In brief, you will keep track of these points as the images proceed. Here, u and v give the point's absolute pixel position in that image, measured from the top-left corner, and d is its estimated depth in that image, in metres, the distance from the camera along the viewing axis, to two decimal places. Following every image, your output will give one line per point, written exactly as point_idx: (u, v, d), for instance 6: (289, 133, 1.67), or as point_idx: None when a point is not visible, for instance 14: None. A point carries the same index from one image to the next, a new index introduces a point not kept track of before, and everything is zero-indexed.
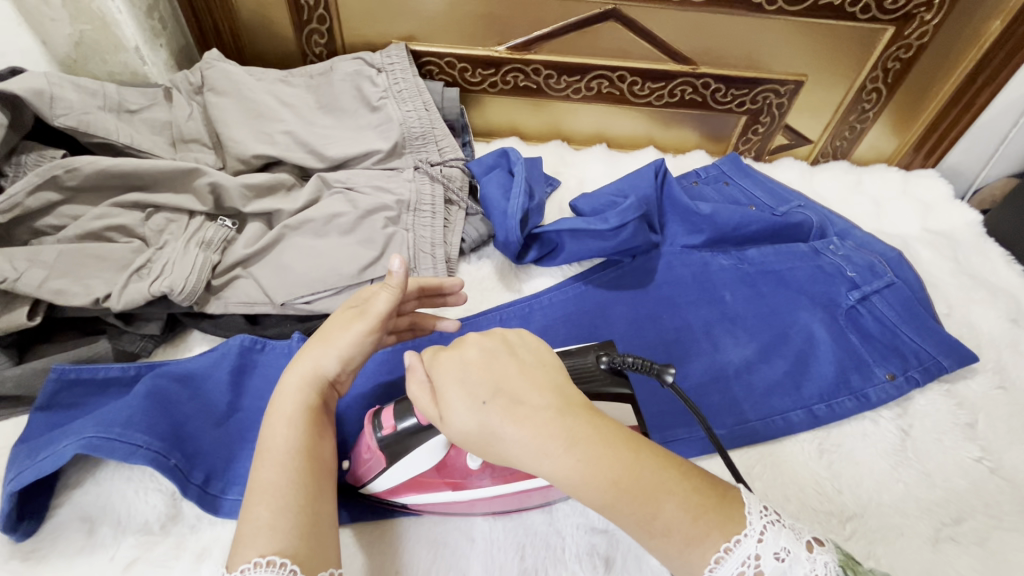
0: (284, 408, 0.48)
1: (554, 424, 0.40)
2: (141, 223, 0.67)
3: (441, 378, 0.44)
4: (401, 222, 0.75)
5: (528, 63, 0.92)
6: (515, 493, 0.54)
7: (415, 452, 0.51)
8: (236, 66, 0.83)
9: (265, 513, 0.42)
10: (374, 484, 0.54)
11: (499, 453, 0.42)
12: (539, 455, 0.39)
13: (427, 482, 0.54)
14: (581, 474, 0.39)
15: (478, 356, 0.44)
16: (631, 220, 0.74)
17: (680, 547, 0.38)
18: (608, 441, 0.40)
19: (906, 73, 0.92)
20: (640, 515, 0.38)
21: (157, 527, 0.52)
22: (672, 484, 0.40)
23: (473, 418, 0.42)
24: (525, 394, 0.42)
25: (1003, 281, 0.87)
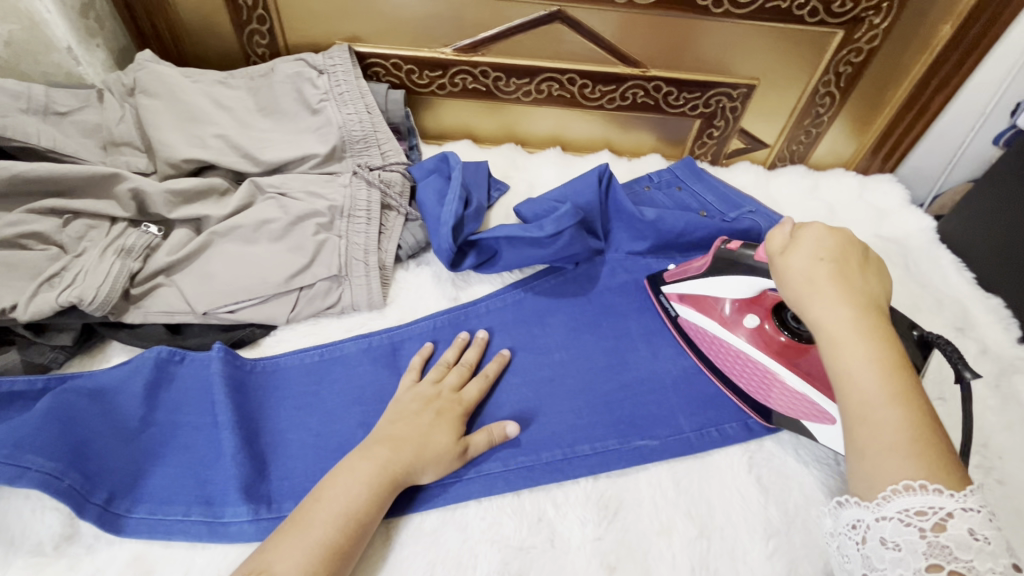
0: (365, 472, 0.51)
1: (867, 305, 0.47)
2: (58, 230, 0.66)
3: (791, 237, 0.52)
4: (334, 228, 0.73)
5: (476, 65, 0.91)
6: (751, 363, 0.64)
7: (727, 278, 0.63)
8: (171, 68, 0.81)
9: (304, 560, 0.45)
10: (675, 286, 0.71)
11: (797, 298, 0.49)
12: (834, 309, 0.46)
13: (710, 312, 0.67)
14: (858, 347, 0.45)
15: (812, 237, 0.51)
16: (567, 228, 0.72)
17: (880, 444, 0.42)
18: (885, 343, 0.45)
19: (859, 77, 0.90)
20: (874, 399, 0.43)
21: (50, 548, 0.50)
22: (913, 408, 0.43)
23: (806, 265, 0.49)
24: (853, 276, 0.49)
25: (952, 289, 0.86)
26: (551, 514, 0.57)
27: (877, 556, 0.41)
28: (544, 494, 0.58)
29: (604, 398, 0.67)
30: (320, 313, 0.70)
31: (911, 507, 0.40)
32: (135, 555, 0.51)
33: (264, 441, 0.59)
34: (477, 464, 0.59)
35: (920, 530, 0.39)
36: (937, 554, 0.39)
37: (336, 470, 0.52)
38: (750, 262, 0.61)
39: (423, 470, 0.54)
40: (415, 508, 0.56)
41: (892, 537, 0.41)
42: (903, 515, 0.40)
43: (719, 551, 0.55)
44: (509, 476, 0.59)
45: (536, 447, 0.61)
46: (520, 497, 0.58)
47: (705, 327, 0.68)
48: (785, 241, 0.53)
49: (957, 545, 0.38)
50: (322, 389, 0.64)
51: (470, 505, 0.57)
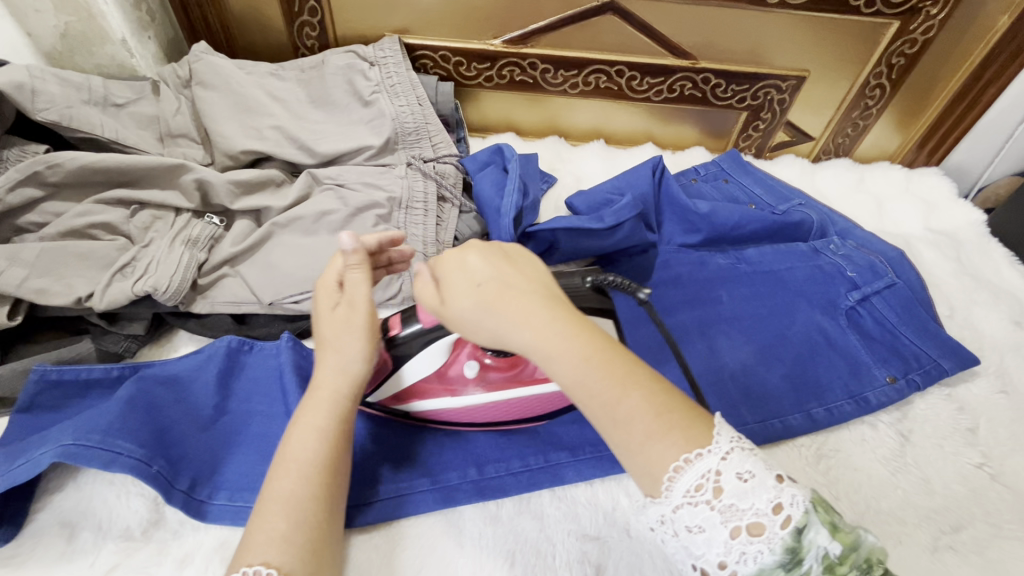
0: (314, 415, 0.46)
1: (549, 303, 0.42)
2: (125, 220, 0.66)
3: (443, 272, 0.44)
4: (392, 219, 0.73)
5: (525, 56, 0.90)
6: (505, 404, 0.58)
7: (419, 356, 0.54)
8: (225, 59, 0.81)
9: (284, 524, 0.41)
10: (378, 394, 0.57)
11: (490, 335, 0.42)
12: (522, 328, 0.41)
13: (429, 387, 0.57)
14: (570, 354, 0.40)
15: (480, 260, 0.43)
16: (627, 220, 0.72)
17: (636, 443, 0.38)
18: (590, 331, 0.41)
19: (911, 69, 0.90)
20: (607, 398, 0.39)
21: (139, 533, 0.51)
22: (641, 380, 0.40)
23: (468, 304, 0.42)
24: (521, 281, 0.43)
25: (1006, 282, 0.85)
26: (624, 504, 0.57)
27: (690, 546, 0.37)
28: (615, 484, 0.59)
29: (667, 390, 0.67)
30: (380, 304, 0.71)
31: (690, 486, 0.37)
32: (221, 541, 0.52)
33: None
34: (547, 454, 0.60)
35: (707, 503, 0.36)
36: (732, 515, 0.36)
37: (289, 429, 0.47)
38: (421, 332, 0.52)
39: (352, 360, 0.47)
40: (492, 496, 0.57)
41: (693, 522, 0.37)
42: (689, 496, 0.37)
43: None
44: (580, 466, 0.59)
45: (603, 437, 0.61)
46: (593, 486, 0.58)
47: (442, 405, 0.58)
48: (435, 284, 0.44)
49: (737, 498, 0.36)
50: None
51: (543, 493, 0.58)
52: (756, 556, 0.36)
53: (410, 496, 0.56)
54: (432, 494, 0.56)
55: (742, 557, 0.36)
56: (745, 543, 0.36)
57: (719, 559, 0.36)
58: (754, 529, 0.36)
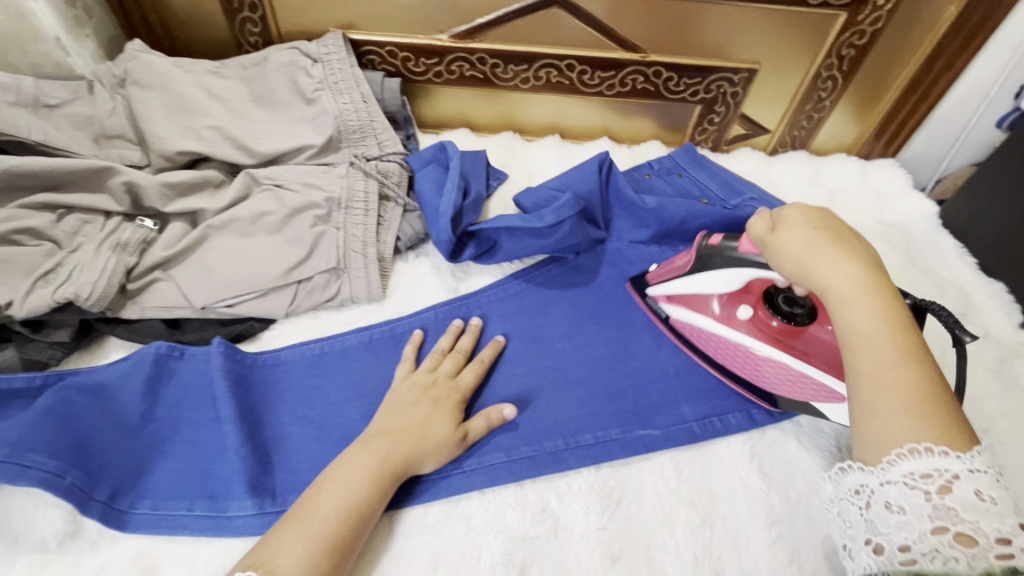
0: (366, 465, 0.51)
1: (871, 263, 0.47)
2: (51, 225, 0.65)
3: (781, 215, 0.52)
4: (331, 219, 0.72)
5: (473, 51, 0.89)
6: (750, 355, 0.64)
7: (714, 274, 0.62)
8: (162, 57, 0.79)
9: (308, 552, 0.45)
10: (660, 287, 0.70)
11: (800, 268, 0.48)
12: (840, 269, 0.46)
13: (702, 306, 0.67)
14: (869, 310, 0.44)
15: (805, 214, 0.51)
16: (568, 218, 0.71)
17: (886, 409, 0.41)
18: (896, 303, 0.44)
19: (862, 60, 0.89)
20: (882, 360, 0.42)
21: (54, 545, 0.50)
22: (915, 367, 0.42)
23: (802, 239, 0.49)
24: (856, 240, 0.48)
25: (954, 274, 0.85)
26: (554, 505, 0.57)
27: (880, 521, 0.39)
28: (546, 485, 0.58)
29: (607, 388, 0.66)
30: (319, 306, 0.70)
31: (917, 470, 0.38)
32: (139, 551, 0.51)
33: (267, 435, 0.59)
34: (481, 455, 0.59)
35: (925, 493, 0.38)
36: (943, 516, 0.36)
37: (334, 465, 0.52)
38: (733, 253, 0.60)
39: (425, 456, 0.55)
40: (420, 499, 0.56)
41: (896, 501, 0.39)
42: (908, 478, 0.38)
43: (722, 539, 0.55)
44: (512, 466, 0.59)
45: (538, 437, 0.61)
46: (523, 487, 0.58)
47: (700, 322, 0.67)
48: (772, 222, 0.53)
49: (962, 506, 0.36)
50: (324, 381, 0.64)
51: (473, 496, 0.57)
52: (948, 559, 0.35)
53: None
54: None
55: (932, 553, 0.36)
56: (944, 544, 0.36)
57: (904, 543, 0.38)
58: (962, 538, 0.36)
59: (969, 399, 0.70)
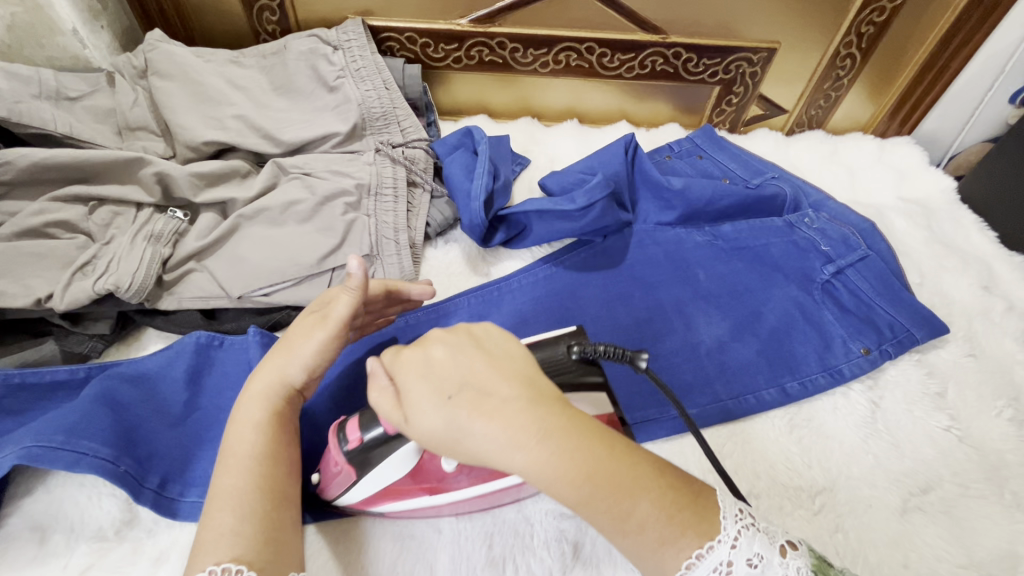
0: (246, 414, 0.46)
1: (516, 402, 0.38)
2: (84, 217, 0.64)
3: (404, 380, 0.42)
4: (361, 207, 0.72)
5: (492, 36, 0.89)
6: (481, 495, 0.51)
7: (386, 465, 0.47)
8: (182, 47, 0.79)
9: (230, 520, 0.41)
10: (347, 498, 0.51)
11: (469, 453, 0.39)
12: (512, 453, 0.37)
13: (402, 489, 0.51)
14: (549, 465, 0.37)
15: (447, 361, 0.41)
16: (599, 200, 0.71)
17: (651, 547, 0.38)
18: (585, 441, 0.38)
19: (880, 37, 0.89)
20: (607, 515, 0.37)
21: (111, 533, 0.51)
22: (642, 489, 0.38)
23: (439, 417, 0.39)
24: (496, 384, 0.39)
25: (975, 248, 0.86)
26: None
27: None
28: None
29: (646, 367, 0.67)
30: None
31: None
32: (197, 536, 0.51)
33: (311, 421, 0.59)
34: None
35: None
36: None
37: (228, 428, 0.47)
38: (383, 437, 0.46)
39: (301, 369, 0.49)
40: None
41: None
42: None
43: None
44: None
45: None
46: None
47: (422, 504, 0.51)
48: (394, 394, 0.42)
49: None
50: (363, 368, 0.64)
51: None
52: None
53: None
54: None
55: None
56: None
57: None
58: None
59: (998, 369, 0.71)
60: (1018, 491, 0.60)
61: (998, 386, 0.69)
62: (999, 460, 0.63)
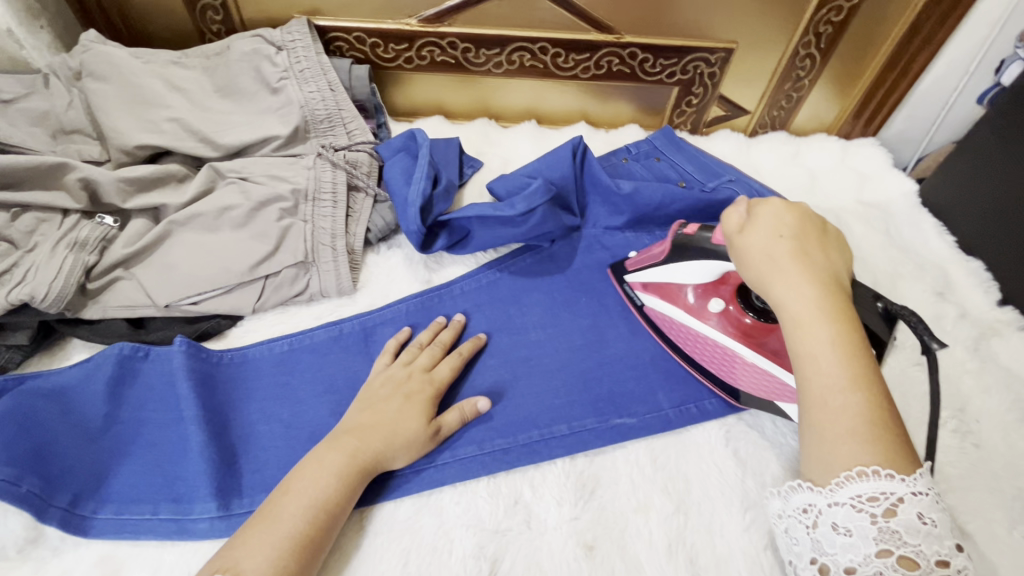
0: (337, 463, 0.50)
1: (829, 283, 0.47)
2: (6, 225, 0.63)
3: (762, 215, 0.52)
4: (298, 212, 0.71)
5: (443, 36, 0.87)
6: (707, 342, 0.64)
7: (693, 266, 0.61)
8: (119, 48, 0.77)
9: (275, 556, 0.44)
10: (638, 274, 0.69)
11: (756, 275, 0.50)
12: (796, 286, 0.47)
13: (674, 295, 0.66)
14: (815, 330, 0.45)
15: (796, 221, 0.51)
16: (539, 206, 0.70)
17: (834, 430, 0.42)
18: (849, 321, 0.45)
19: (839, 37, 0.88)
20: (835, 381, 0.43)
21: (13, 552, 0.49)
22: (851, 389, 0.43)
23: (766, 243, 0.50)
24: (814, 253, 0.49)
25: (933, 252, 0.85)
26: (527, 497, 0.56)
27: (826, 541, 0.42)
28: (520, 476, 0.58)
29: (582, 377, 0.66)
30: (288, 301, 0.68)
31: (864, 493, 0.41)
32: (103, 555, 0.50)
33: (234, 434, 0.58)
34: (453, 448, 0.59)
35: (871, 516, 0.40)
36: (888, 539, 0.39)
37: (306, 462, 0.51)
38: (707, 244, 0.59)
39: (395, 453, 0.54)
40: (390, 495, 0.56)
41: (844, 523, 0.41)
42: (856, 500, 0.41)
43: (696, 526, 0.55)
44: (484, 459, 0.58)
45: (513, 428, 0.61)
46: (496, 479, 0.57)
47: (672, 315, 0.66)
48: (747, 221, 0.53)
49: (906, 530, 0.39)
50: (293, 379, 0.62)
51: (445, 490, 0.57)
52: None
53: None
54: None
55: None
56: (887, 568, 0.39)
57: (849, 564, 0.41)
58: (906, 562, 0.39)
59: (946, 379, 0.69)
60: (958, 506, 0.59)
61: (944, 396, 0.67)
62: (940, 474, 0.61)
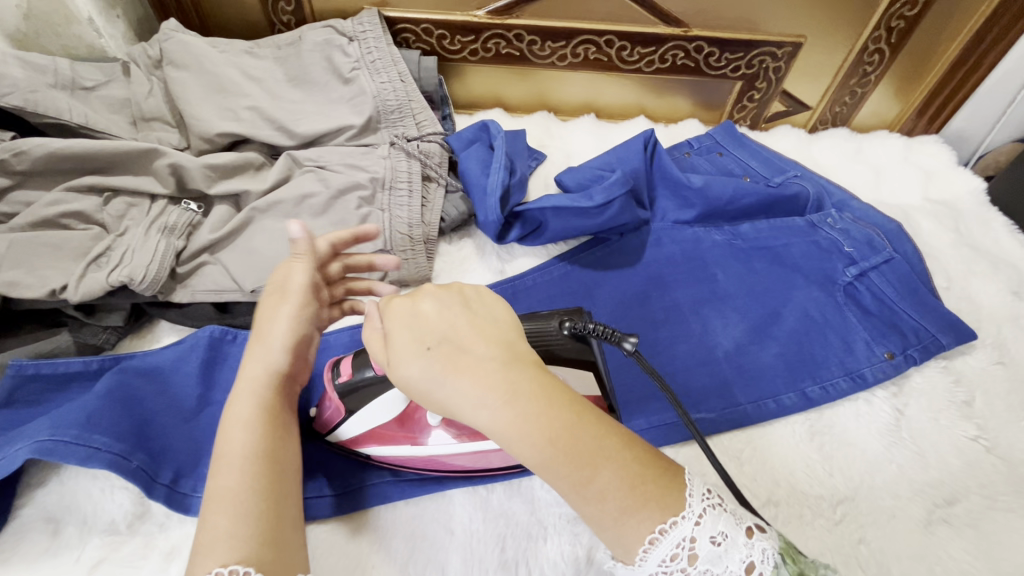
0: (242, 412, 0.44)
1: (494, 365, 0.37)
2: (98, 209, 0.64)
3: (391, 325, 0.41)
4: (376, 201, 0.71)
5: (510, 28, 0.87)
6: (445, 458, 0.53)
7: (371, 405, 0.50)
8: (197, 37, 0.78)
9: (228, 521, 0.38)
10: (346, 429, 0.53)
11: (440, 406, 0.38)
12: (476, 403, 0.36)
13: (388, 433, 0.53)
14: (513, 428, 0.36)
15: (433, 309, 0.40)
16: (617, 197, 0.70)
17: (610, 515, 0.36)
18: (556, 407, 0.36)
19: (910, 32, 0.86)
20: (571, 480, 0.36)
21: (124, 526, 0.51)
22: (612, 455, 0.37)
23: (418, 367, 0.38)
24: (474, 339, 0.39)
25: (1004, 250, 0.84)
26: None
27: None
28: None
29: (660, 371, 0.66)
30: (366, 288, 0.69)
31: (666, 556, 0.36)
32: None
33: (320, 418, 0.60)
34: None
35: (682, 570, 0.36)
36: None
37: (220, 427, 0.44)
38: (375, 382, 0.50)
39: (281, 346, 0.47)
40: (481, 481, 0.56)
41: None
42: (663, 565, 0.36)
43: None
44: None
45: None
46: None
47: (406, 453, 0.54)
48: (384, 336, 0.42)
49: (712, 562, 0.36)
50: None
51: (534, 477, 0.57)
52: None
53: (402, 481, 0.56)
54: (420, 480, 0.56)
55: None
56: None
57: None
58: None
59: None
60: None
61: None
62: None
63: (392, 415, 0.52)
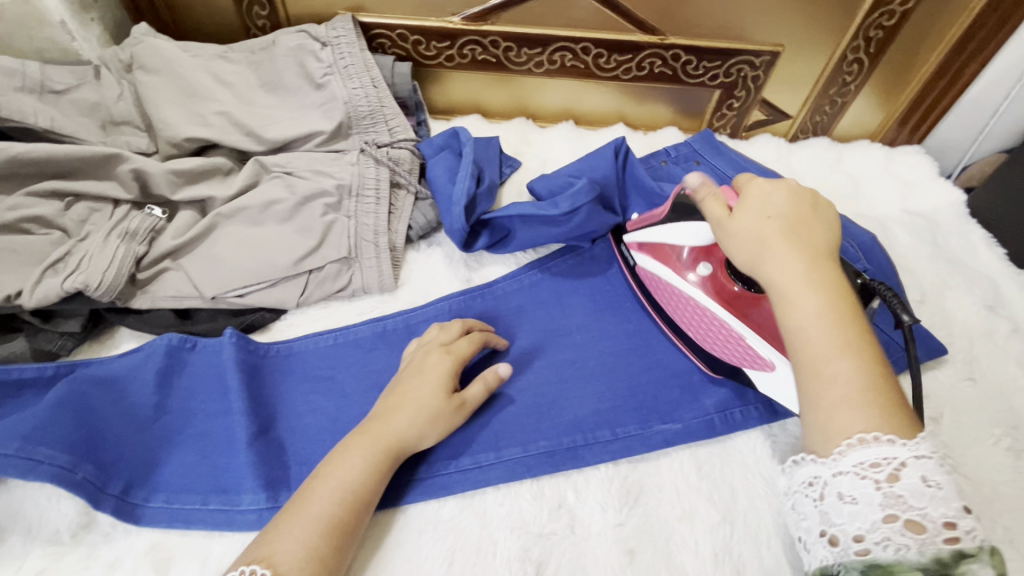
0: (364, 446, 0.50)
1: (814, 259, 0.46)
2: (60, 213, 0.64)
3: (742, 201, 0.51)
4: (342, 208, 0.71)
5: (486, 34, 0.87)
6: (702, 312, 0.60)
7: (676, 226, 0.61)
8: (169, 41, 0.78)
9: (304, 536, 0.44)
10: (636, 233, 0.67)
11: (747, 257, 0.49)
12: (787, 263, 0.46)
13: (666, 256, 0.63)
14: (809, 297, 0.44)
15: (779, 199, 0.49)
16: (584, 205, 0.69)
17: (835, 399, 0.42)
18: (840, 300, 0.44)
19: (889, 42, 0.86)
20: (824, 350, 0.43)
21: (67, 537, 0.50)
22: (860, 365, 0.42)
23: (751, 225, 0.49)
24: (803, 234, 0.48)
25: (981, 264, 0.83)
26: (571, 500, 0.56)
27: (835, 512, 0.40)
28: (563, 480, 0.57)
29: (629, 383, 0.64)
30: (330, 296, 0.69)
31: (866, 460, 0.39)
32: (153, 543, 0.51)
33: (280, 428, 0.58)
34: (498, 449, 0.58)
35: (875, 482, 0.39)
36: (893, 504, 0.38)
37: (332, 454, 0.50)
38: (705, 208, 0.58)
39: (421, 431, 0.53)
40: (435, 493, 0.56)
41: (849, 491, 0.39)
42: (858, 468, 0.39)
43: (743, 536, 0.54)
44: (530, 461, 0.58)
45: (557, 431, 0.60)
46: (539, 482, 0.57)
47: (659, 278, 0.64)
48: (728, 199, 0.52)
49: (911, 493, 0.37)
50: (338, 372, 0.63)
51: (489, 490, 0.57)
52: (900, 547, 0.37)
53: None
54: None
55: (884, 542, 0.37)
56: (896, 533, 0.37)
57: (858, 533, 0.38)
58: (912, 525, 0.37)
59: (998, 395, 0.67)
60: (1012, 528, 0.57)
61: (997, 413, 0.66)
62: (991, 492, 0.60)
63: (693, 244, 0.60)
